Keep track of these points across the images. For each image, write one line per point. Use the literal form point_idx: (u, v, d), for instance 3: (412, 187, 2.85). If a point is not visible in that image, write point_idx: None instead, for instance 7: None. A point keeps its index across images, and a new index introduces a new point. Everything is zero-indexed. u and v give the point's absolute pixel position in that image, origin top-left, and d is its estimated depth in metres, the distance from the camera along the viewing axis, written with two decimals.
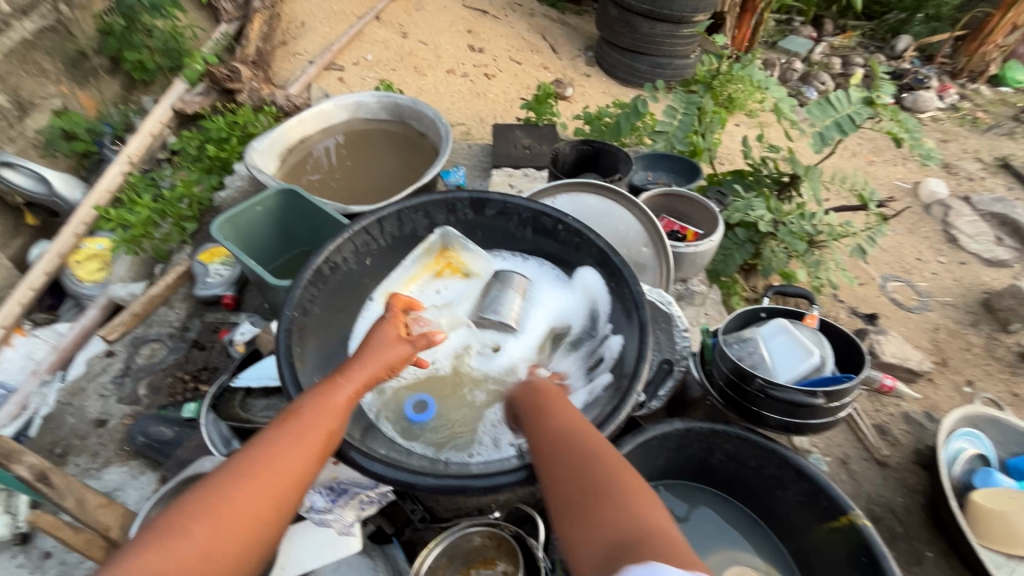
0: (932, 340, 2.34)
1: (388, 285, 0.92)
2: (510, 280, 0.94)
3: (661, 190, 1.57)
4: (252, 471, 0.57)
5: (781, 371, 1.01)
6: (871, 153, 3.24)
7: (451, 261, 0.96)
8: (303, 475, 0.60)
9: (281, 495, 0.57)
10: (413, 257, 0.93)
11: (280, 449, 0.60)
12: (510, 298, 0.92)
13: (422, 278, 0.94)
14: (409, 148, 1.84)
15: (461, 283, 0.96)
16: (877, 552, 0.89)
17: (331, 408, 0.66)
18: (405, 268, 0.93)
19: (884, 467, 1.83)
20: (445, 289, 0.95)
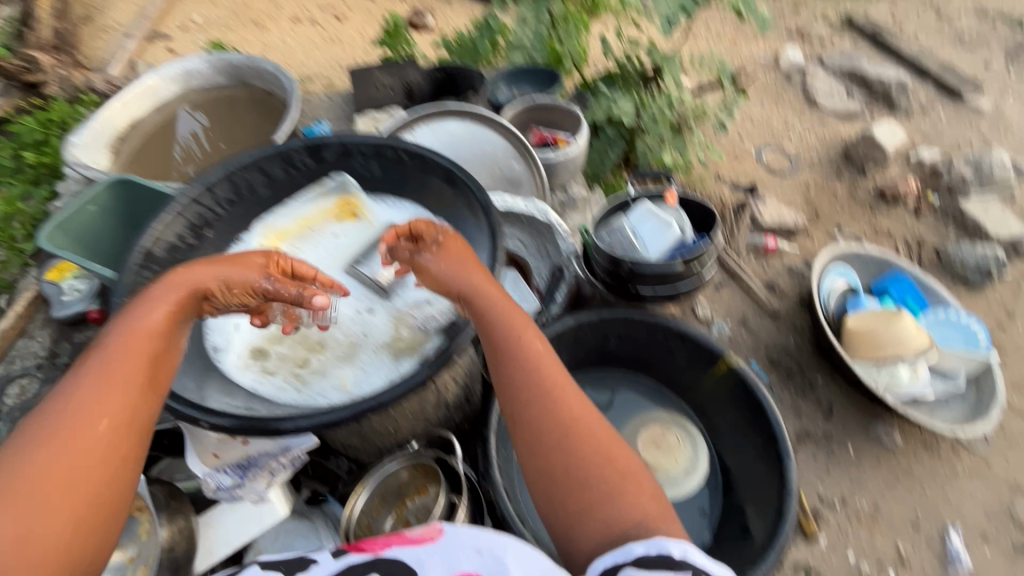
0: (805, 197, 2.57)
1: (274, 221, 0.89)
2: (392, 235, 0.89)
3: (524, 104, 1.56)
4: (64, 435, 0.57)
5: (646, 250, 1.08)
6: (733, 32, 3.34)
7: (352, 208, 0.91)
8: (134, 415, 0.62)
9: (99, 452, 0.58)
10: (307, 196, 0.91)
11: (85, 414, 0.59)
12: (386, 253, 0.88)
13: (319, 221, 0.91)
14: (259, 110, 1.69)
15: (356, 228, 0.91)
16: (751, 383, 1.02)
17: (151, 333, 0.66)
18: (299, 207, 0.91)
19: (777, 318, 2.04)
20: (337, 234, 0.90)
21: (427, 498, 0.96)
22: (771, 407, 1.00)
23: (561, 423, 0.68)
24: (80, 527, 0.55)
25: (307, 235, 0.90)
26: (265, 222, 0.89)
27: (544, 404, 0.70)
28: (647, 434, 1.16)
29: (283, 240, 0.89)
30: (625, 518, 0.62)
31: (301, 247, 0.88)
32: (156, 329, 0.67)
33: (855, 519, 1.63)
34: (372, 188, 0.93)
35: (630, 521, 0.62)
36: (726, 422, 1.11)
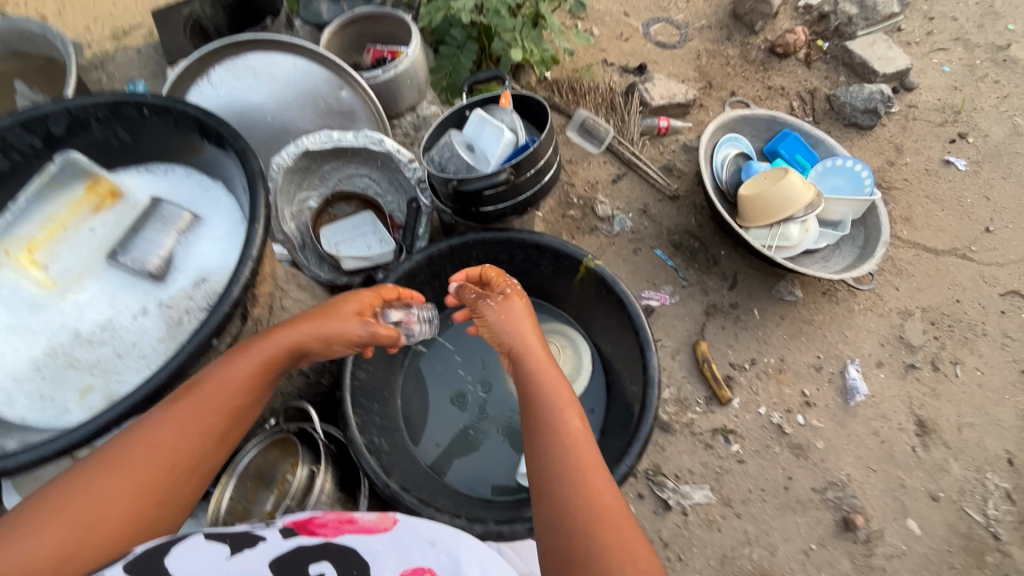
0: (698, 68, 2.46)
1: (8, 234, 0.79)
2: (156, 211, 0.87)
3: (342, 21, 1.35)
4: (125, 464, 0.60)
5: (483, 164, 1.00)
6: None
7: (104, 190, 0.87)
8: (176, 461, 0.63)
9: (157, 483, 0.61)
10: (33, 193, 0.80)
11: (170, 439, 0.63)
12: (150, 231, 0.84)
13: (71, 219, 0.84)
14: (46, 82, 1.43)
15: (116, 215, 0.87)
16: (610, 282, 1.00)
17: (232, 381, 0.69)
18: (37, 206, 0.81)
19: (676, 201, 1.97)
20: (97, 227, 0.86)
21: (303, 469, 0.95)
22: (629, 300, 0.99)
23: (575, 484, 0.62)
24: (69, 546, 0.54)
25: (64, 240, 0.83)
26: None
27: (573, 458, 0.65)
28: None
29: (36, 250, 0.81)
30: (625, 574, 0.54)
31: (59, 251, 0.82)
32: (238, 385, 0.69)
33: (764, 374, 1.61)
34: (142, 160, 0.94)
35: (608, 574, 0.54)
36: (600, 323, 1.11)
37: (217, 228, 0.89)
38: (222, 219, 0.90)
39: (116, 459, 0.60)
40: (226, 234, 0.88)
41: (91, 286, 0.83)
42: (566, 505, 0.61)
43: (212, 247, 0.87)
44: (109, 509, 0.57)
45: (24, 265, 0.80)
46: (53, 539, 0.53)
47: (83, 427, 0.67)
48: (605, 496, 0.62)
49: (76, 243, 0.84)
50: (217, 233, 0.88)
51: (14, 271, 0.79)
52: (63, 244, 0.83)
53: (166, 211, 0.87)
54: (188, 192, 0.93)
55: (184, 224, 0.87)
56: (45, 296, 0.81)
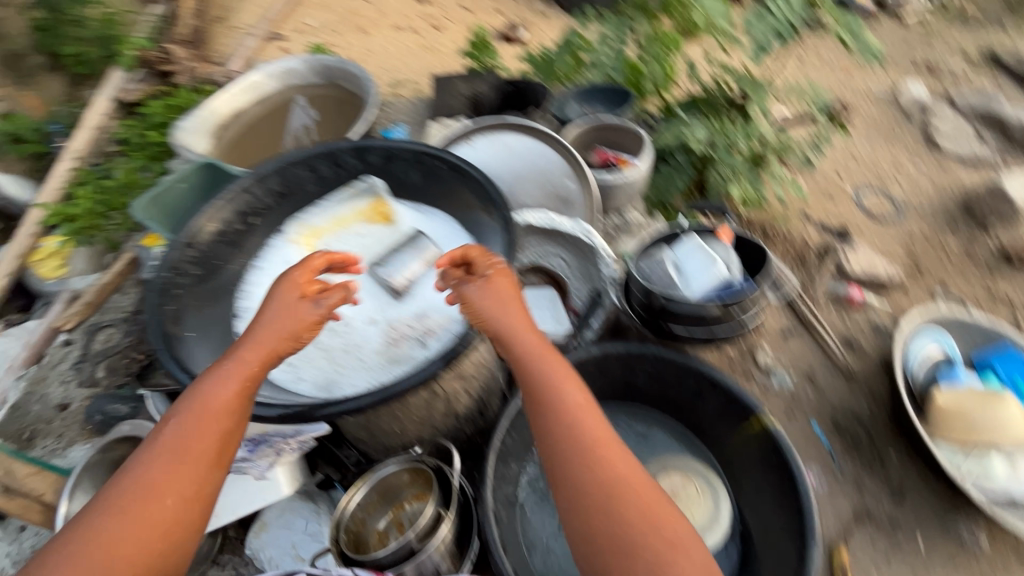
0: (907, 249, 2.28)
1: (308, 220, 1.00)
2: (415, 241, 0.96)
3: (590, 123, 1.54)
4: (145, 484, 0.68)
5: (689, 288, 1.03)
6: (848, 62, 3.06)
7: (381, 209, 1.00)
8: (200, 473, 0.71)
9: (187, 489, 0.69)
10: (339, 199, 1.01)
11: (178, 455, 0.70)
12: (405, 257, 0.95)
13: (348, 221, 1.01)
14: (343, 110, 1.82)
15: (382, 233, 0.99)
16: (785, 450, 0.93)
17: (222, 404, 0.74)
18: (332, 209, 1.00)
19: (852, 380, 1.78)
20: (364, 234, 0.99)
21: (422, 505, 0.98)
22: (804, 482, 0.90)
23: (597, 513, 0.67)
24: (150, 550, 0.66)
25: (336, 234, 1.00)
26: (301, 221, 1.00)
27: (591, 486, 0.69)
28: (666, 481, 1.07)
29: (314, 236, 1.00)
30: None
31: (331, 244, 0.99)
32: (227, 402, 0.75)
33: None
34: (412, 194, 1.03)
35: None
36: (751, 485, 1.02)
37: None
38: None
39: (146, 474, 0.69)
40: (465, 290, 0.93)
41: (344, 289, 0.96)
42: (595, 536, 0.67)
43: (448, 297, 0.93)
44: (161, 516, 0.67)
45: (308, 249, 0.99)
46: (115, 547, 0.64)
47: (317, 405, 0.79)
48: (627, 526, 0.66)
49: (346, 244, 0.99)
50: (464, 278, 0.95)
51: (305, 254, 0.98)
52: (337, 241, 0.99)
53: (423, 242, 0.96)
54: (445, 238, 0.99)
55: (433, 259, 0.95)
56: None
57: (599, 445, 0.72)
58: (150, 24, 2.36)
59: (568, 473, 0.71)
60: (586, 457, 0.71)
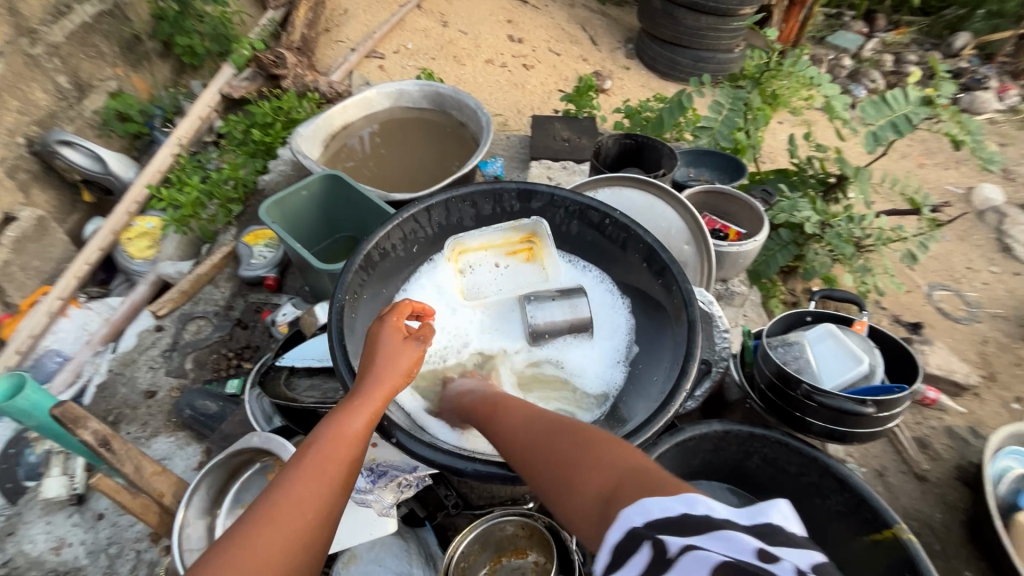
0: (981, 353, 2.20)
1: (464, 237, 0.94)
2: (571, 293, 0.89)
3: (704, 187, 1.53)
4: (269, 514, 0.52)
5: (826, 378, 0.99)
6: (922, 155, 3.06)
7: (533, 248, 0.97)
8: (325, 508, 0.55)
9: (310, 527, 0.53)
10: (500, 228, 0.94)
11: (303, 490, 0.54)
12: (555, 307, 0.89)
13: (497, 249, 0.97)
14: (448, 138, 1.84)
15: (527, 273, 0.97)
16: (923, 568, 0.87)
17: (352, 434, 0.61)
18: (488, 232, 0.94)
19: (923, 482, 1.69)
20: (508, 268, 0.97)
21: (524, 563, 0.94)
22: None
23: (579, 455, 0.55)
24: None
25: (481, 257, 0.97)
26: (455, 236, 0.94)
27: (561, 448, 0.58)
28: None
29: (462, 254, 0.96)
30: (613, 489, 0.49)
31: (475, 269, 0.96)
32: (358, 433, 0.62)
33: None
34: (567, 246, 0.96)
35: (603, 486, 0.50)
36: None
37: (607, 343, 0.90)
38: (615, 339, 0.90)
39: (258, 513, 0.52)
40: (611, 360, 0.88)
41: (487, 319, 0.93)
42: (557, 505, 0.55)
43: (592, 365, 0.88)
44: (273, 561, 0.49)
45: (455, 269, 0.95)
46: None
47: (482, 466, 0.71)
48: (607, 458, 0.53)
49: (489, 276, 0.97)
50: (609, 347, 0.89)
51: (452, 275, 0.95)
52: (479, 269, 0.97)
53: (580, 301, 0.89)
54: (596, 298, 0.94)
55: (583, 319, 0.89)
56: (462, 301, 0.93)
57: (543, 427, 0.63)
58: (264, 28, 2.47)
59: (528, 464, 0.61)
60: (529, 450, 0.62)
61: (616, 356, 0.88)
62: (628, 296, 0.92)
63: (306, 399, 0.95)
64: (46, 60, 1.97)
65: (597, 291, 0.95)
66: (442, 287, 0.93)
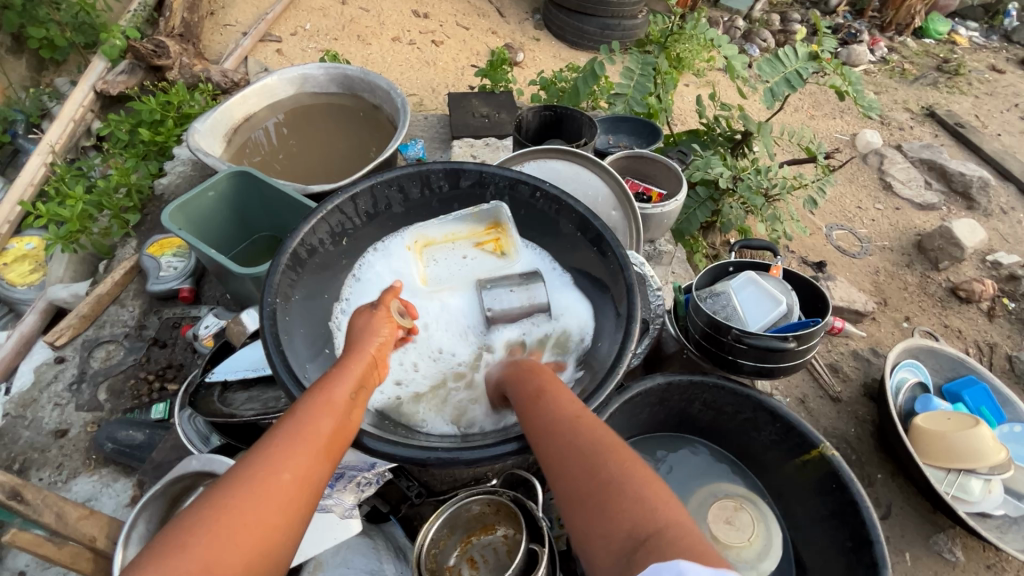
0: (874, 283, 2.46)
1: (425, 228, 0.94)
2: (532, 279, 0.89)
3: (625, 153, 1.57)
4: (250, 472, 0.52)
5: (751, 320, 1.06)
6: (812, 108, 3.31)
7: (499, 237, 0.95)
8: (309, 476, 0.55)
9: (290, 493, 0.52)
10: (462, 215, 0.94)
11: (282, 446, 0.55)
12: (511, 291, 0.88)
13: (464, 240, 0.96)
14: (364, 122, 1.76)
15: (494, 261, 0.95)
16: (846, 478, 0.98)
17: (337, 401, 0.62)
18: (449, 221, 0.94)
19: (837, 402, 1.88)
20: (474, 258, 0.95)
21: (494, 538, 0.95)
22: (866, 506, 0.96)
23: (602, 467, 0.56)
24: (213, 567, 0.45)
25: (447, 249, 0.96)
26: (416, 226, 0.94)
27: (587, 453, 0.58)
28: (718, 508, 1.11)
29: (426, 247, 0.95)
30: (638, 537, 0.49)
31: (439, 261, 0.95)
32: (345, 400, 0.63)
33: None
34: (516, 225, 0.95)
35: (624, 528, 0.51)
36: (806, 510, 1.07)
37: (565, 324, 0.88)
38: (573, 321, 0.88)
39: (238, 470, 0.52)
40: (565, 337, 0.87)
41: (446, 304, 0.90)
42: (587, 519, 0.53)
43: (549, 349, 0.86)
44: (247, 524, 0.48)
45: (418, 260, 0.94)
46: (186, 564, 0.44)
47: (446, 452, 0.70)
48: (633, 478, 0.54)
49: (454, 264, 0.95)
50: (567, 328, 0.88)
51: (414, 263, 0.93)
52: (443, 256, 0.96)
53: (538, 288, 0.88)
54: (555, 282, 0.92)
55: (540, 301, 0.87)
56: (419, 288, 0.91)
57: (591, 430, 0.61)
58: (136, 13, 2.20)
59: (556, 462, 0.60)
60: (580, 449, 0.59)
61: (567, 340, 0.86)
62: (579, 273, 0.91)
63: (246, 413, 0.89)
64: None
65: (557, 275, 0.93)
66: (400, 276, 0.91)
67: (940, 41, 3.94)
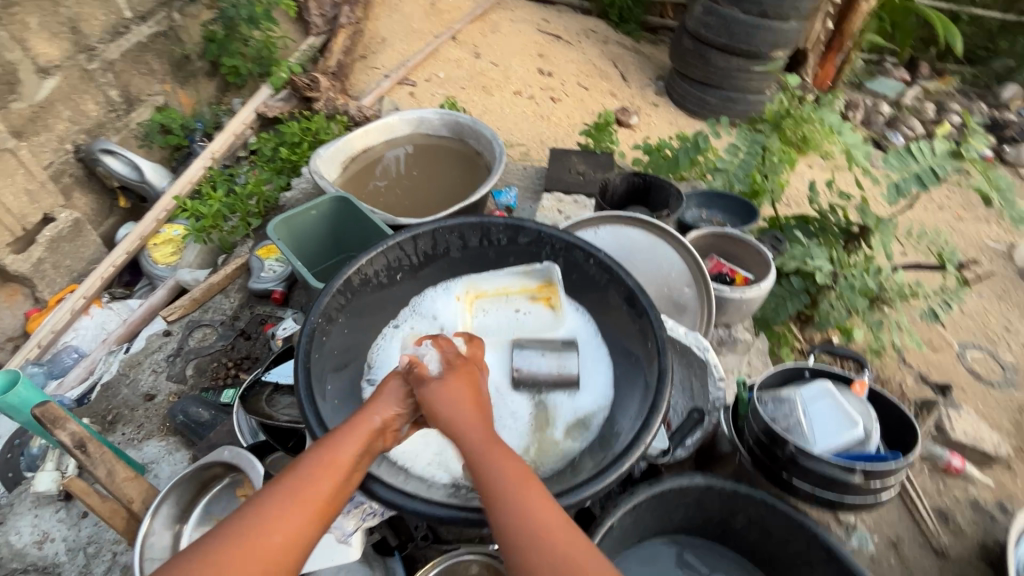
0: (1015, 422, 2.04)
1: (479, 280, 0.97)
2: (567, 348, 0.88)
3: (710, 231, 1.51)
4: (244, 539, 0.57)
5: (819, 440, 0.94)
6: (961, 208, 2.93)
7: (549, 297, 0.95)
8: (298, 538, 0.60)
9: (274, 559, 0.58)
10: (515, 271, 0.96)
11: (280, 514, 0.60)
12: (545, 357, 0.87)
13: (515, 295, 0.96)
14: (465, 165, 1.88)
15: (540, 322, 0.94)
16: None
17: (339, 464, 0.65)
18: (502, 277, 0.96)
19: (943, 558, 1.51)
20: (524, 313, 0.95)
21: None
22: None
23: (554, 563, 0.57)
24: None
25: (498, 302, 0.97)
26: (470, 276, 0.98)
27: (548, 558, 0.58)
28: None
29: (477, 298, 0.97)
30: None
31: (490, 312, 0.95)
32: (348, 462, 0.66)
33: None
34: (568, 289, 0.95)
35: None
36: None
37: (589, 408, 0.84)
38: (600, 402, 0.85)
39: (235, 530, 0.58)
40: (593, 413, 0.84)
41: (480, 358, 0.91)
42: None
43: (574, 425, 0.83)
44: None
45: (466, 308, 0.96)
46: None
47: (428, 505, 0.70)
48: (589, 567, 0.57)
49: (501, 319, 0.95)
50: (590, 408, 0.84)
51: (461, 309, 0.95)
52: (493, 309, 0.96)
53: (571, 357, 0.87)
54: (593, 351, 0.90)
55: (568, 373, 0.85)
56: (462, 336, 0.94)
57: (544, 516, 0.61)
58: (304, 53, 2.58)
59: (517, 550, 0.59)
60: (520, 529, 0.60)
61: (592, 416, 0.83)
62: (618, 349, 0.88)
63: (280, 417, 1.00)
64: (100, 74, 2.12)
65: (596, 344, 0.91)
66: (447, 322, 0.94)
67: None
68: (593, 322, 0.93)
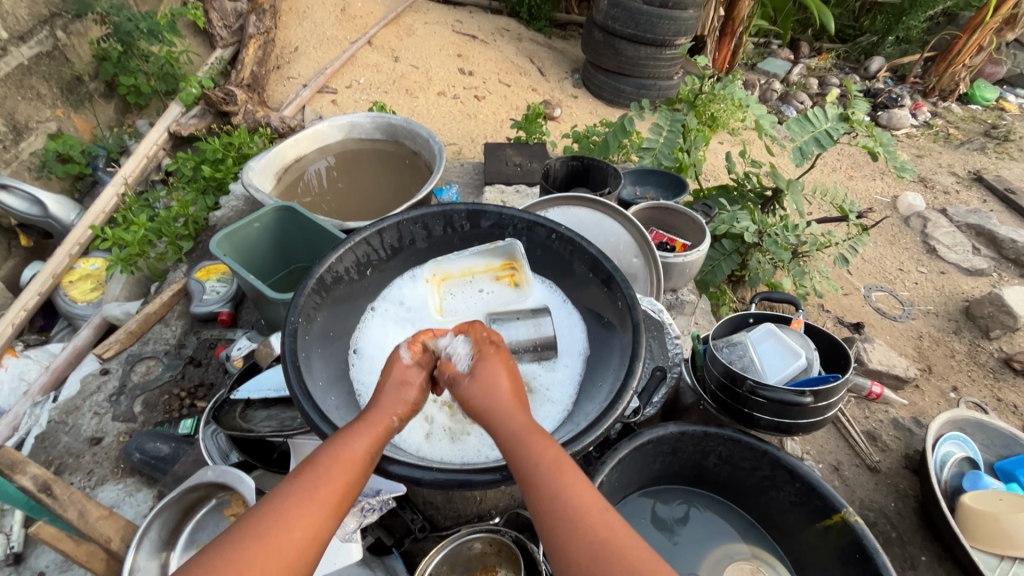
0: (917, 348, 2.33)
1: (443, 262, 0.98)
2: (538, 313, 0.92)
3: (649, 204, 1.61)
4: (262, 536, 0.57)
5: (770, 373, 1.04)
6: (850, 169, 3.29)
7: (513, 273, 0.98)
8: (319, 533, 0.60)
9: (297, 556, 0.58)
10: (478, 250, 0.98)
11: (295, 510, 0.60)
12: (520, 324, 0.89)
13: (480, 275, 0.99)
14: (403, 167, 1.88)
15: (507, 296, 0.97)
16: (870, 548, 0.92)
17: (352, 459, 0.65)
18: (468, 257, 0.98)
19: (876, 473, 1.68)
20: (490, 291, 0.97)
21: None
22: None
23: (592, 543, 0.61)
24: None
25: (463, 284, 0.99)
26: (434, 260, 0.99)
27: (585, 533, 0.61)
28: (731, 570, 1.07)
29: (443, 281, 0.99)
30: None
31: (456, 294, 0.97)
32: (359, 457, 0.66)
33: None
34: (534, 266, 0.99)
35: None
36: None
37: (569, 371, 0.89)
38: (577, 363, 0.90)
39: (254, 527, 0.58)
40: (576, 374, 0.88)
41: None
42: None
43: (557, 388, 0.86)
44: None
45: (435, 292, 0.97)
46: None
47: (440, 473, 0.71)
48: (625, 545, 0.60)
49: (469, 298, 0.97)
50: (571, 370, 0.89)
51: (430, 293, 0.97)
52: (460, 289, 0.98)
53: (545, 322, 0.90)
54: (564, 318, 0.95)
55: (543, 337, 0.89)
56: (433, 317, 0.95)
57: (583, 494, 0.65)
58: (212, 66, 2.46)
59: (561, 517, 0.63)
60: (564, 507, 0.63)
61: (573, 378, 0.88)
62: (589, 313, 0.94)
63: (261, 430, 0.93)
64: None
65: (566, 311, 0.96)
66: (417, 307, 0.95)
67: (989, 108, 3.85)
68: (560, 291, 0.98)
